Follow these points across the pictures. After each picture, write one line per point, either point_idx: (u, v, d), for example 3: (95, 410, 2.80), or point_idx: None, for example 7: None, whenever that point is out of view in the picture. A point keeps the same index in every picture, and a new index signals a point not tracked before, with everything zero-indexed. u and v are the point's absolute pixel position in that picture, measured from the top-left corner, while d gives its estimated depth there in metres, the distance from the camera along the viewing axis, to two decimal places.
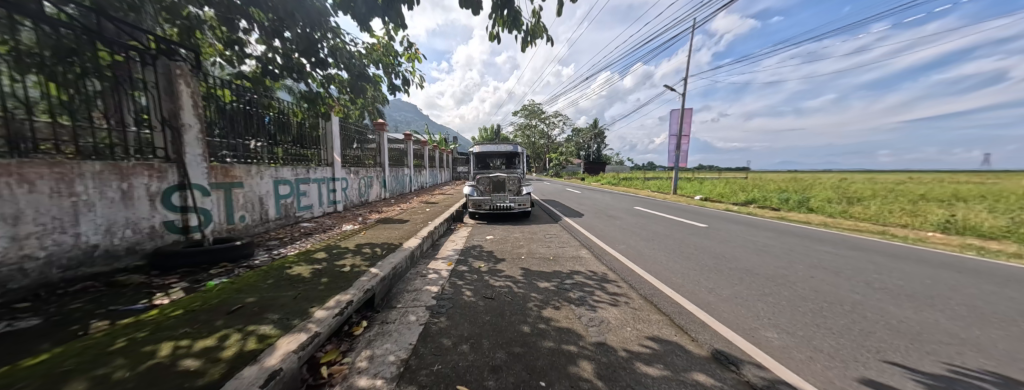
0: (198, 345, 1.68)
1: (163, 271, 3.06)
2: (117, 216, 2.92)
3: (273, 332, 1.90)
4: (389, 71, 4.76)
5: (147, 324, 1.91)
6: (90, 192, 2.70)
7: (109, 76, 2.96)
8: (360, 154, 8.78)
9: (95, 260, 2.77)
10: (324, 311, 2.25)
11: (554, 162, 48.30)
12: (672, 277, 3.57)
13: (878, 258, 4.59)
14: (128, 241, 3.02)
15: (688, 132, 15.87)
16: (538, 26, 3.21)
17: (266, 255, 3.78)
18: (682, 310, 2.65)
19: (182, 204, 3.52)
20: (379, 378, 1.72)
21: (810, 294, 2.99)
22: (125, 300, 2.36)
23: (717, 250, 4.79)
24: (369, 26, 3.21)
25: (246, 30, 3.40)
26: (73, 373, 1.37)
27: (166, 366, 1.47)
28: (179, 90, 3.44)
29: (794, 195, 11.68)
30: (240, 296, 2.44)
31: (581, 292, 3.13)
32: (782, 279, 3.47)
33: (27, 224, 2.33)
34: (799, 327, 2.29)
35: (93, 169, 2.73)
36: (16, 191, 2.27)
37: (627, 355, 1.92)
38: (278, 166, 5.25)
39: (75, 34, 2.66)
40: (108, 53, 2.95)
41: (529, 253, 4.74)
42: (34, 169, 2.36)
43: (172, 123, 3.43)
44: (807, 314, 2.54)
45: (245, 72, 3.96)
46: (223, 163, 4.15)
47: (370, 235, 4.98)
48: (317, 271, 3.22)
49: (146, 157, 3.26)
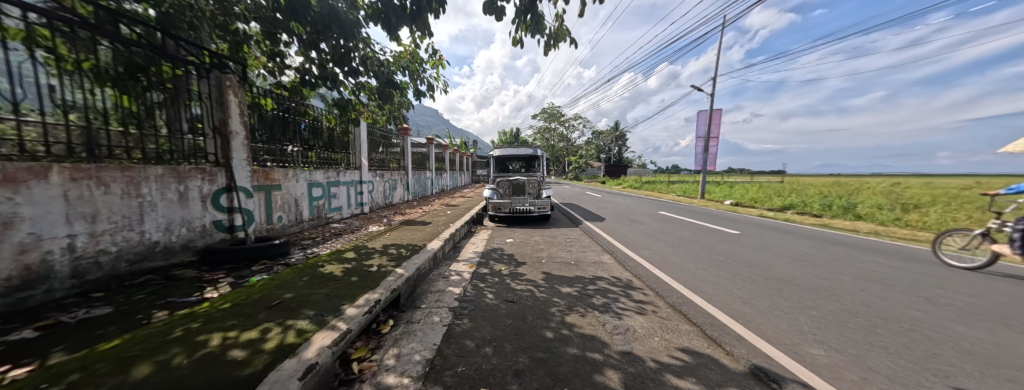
0: (244, 336, 1.81)
1: (211, 266, 3.33)
2: (174, 216, 3.20)
3: (309, 327, 2.01)
4: (414, 77, 4.93)
5: (200, 315, 2.08)
6: (153, 193, 2.98)
7: (170, 88, 3.28)
8: (385, 157, 9.10)
9: (155, 255, 3.04)
10: (355, 308, 2.35)
11: (574, 165, 47.54)
12: (702, 286, 3.41)
13: (943, 271, 4.13)
14: (183, 238, 3.32)
15: (717, 134, 15.14)
16: (561, 29, 3.20)
17: (301, 254, 4.00)
18: (715, 321, 2.52)
19: (229, 205, 3.81)
20: (406, 376, 1.77)
21: (861, 309, 2.75)
22: (180, 292, 2.58)
23: (750, 258, 4.52)
24: (398, 36, 3.36)
25: (287, 43, 3.65)
26: (141, 358, 1.52)
27: (218, 355, 1.59)
28: (228, 100, 3.74)
29: (839, 200, 10.79)
30: (279, 292, 2.60)
31: (605, 298, 3.05)
32: (827, 291, 3.21)
33: (103, 222, 2.60)
34: (849, 345, 2.11)
35: (156, 172, 3.01)
36: (95, 192, 2.53)
37: (655, 366, 1.86)
38: (312, 169, 5.56)
39: (143, 51, 2.98)
40: (170, 67, 3.27)
41: (550, 257, 4.72)
42: (109, 172, 2.63)
43: (222, 131, 3.74)
44: (857, 330, 2.34)
45: (285, 83, 4.26)
46: (264, 167, 4.47)
47: (395, 237, 5.13)
48: (347, 270, 3.37)
49: (198, 162, 3.55)
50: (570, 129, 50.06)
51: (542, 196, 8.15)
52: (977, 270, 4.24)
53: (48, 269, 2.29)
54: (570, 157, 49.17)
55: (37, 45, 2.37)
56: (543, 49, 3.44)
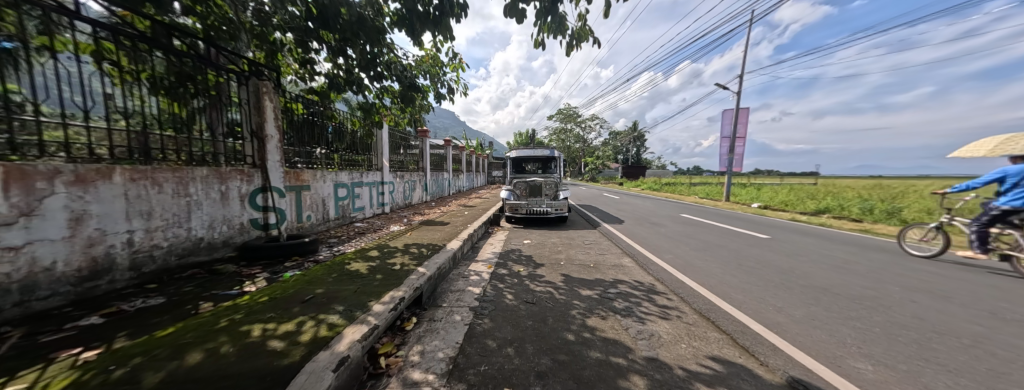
0: (281, 328, 1.91)
1: (248, 262, 3.54)
2: (217, 214, 3.43)
3: (340, 321, 2.10)
4: (435, 80, 5.03)
5: (242, 307, 2.22)
6: (199, 192, 3.21)
7: (213, 94, 3.52)
8: (404, 158, 9.33)
9: (200, 250, 3.27)
10: (381, 305, 2.43)
11: (590, 166, 46.86)
12: (730, 292, 3.28)
13: (1007, 283, 3.75)
14: (224, 235, 3.55)
15: (744, 134, 14.49)
16: (583, 29, 3.18)
17: (328, 251, 4.18)
18: (746, 329, 2.41)
19: (264, 204, 4.04)
20: (431, 373, 1.81)
21: (911, 322, 2.55)
22: (222, 286, 2.76)
23: (782, 264, 4.29)
24: (421, 41, 3.45)
25: (318, 51, 3.83)
26: (193, 345, 1.64)
27: (260, 345, 1.69)
28: (265, 105, 3.98)
29: (882, 204, 10.05)
30: (310, 287, 2.73)
31: (628, 302, 2.99)
32: (871, 301, 3.00)
33: (157, 219, 2.82)
34: (899, 360, 1.96)
35: (202, 173, 3.24)
36: (150, 191, 2.76)
37: (684, 374, 1.81)
38: (337, 170, 5.79)
39: (191, 61, 3.22)
40: (214, 75, 3.51)
41: (568, 259, 4.68)
42: (162, 173, 2.85)
43: (258, 135, 3.98)
44: (908, 345, 2.17)
45: (314, 88, 4.47)
46: (295, 168, 4.70)
47: (416, 236, 5.26)
48: (372, 268, 3.49)
49: (238, 164, 3.79)
50: (587, 130, 49.43)
51: (559, 198, 8.10)
52: (931, 258, 4.96)
53: (111, 261, 2.51)
54: (586, 158, 48.54)
55: (103, 58, 2.60)
56: (565, 50, 3.42)
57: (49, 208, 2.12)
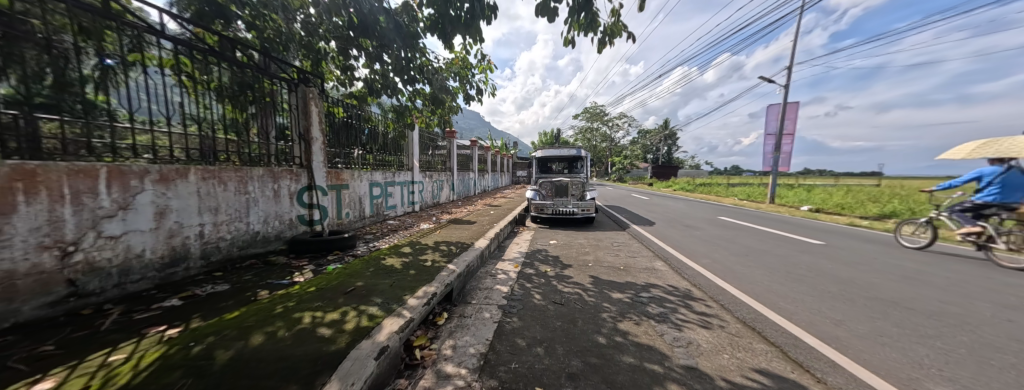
0: (328, 317, 2.06)
1: (296, 254, 3.84)
2: (270, 210, 3.75)
3: (379, 313, 2.21)
4: (464, 82, 5.14)
5: (293, 296, 2.42)
6: (256, 190, 3.53)
7: (267, 101, 3.85)
8: (432, 159, 9.61)
9: (256, 242, 3.60)
10: (415, 299, 2.54)
11: (618, 166, 45.46)
12: (777, 301, 3.04)
13: None
14: (276, 229, 3.88)
15: (791, 130, 13.34)
16: (616, 25, 3.10)
17: (365, 247, 4.42)
18: (799, 343, 2.23)
19: (309, 202, 4.36)
20: (463, 367, 1.86)
21: (1007, 344, 2.21)
22: (276, 276, 3.02)
23: (838, 273, 3.90)
24: (453, 43, 3.53)
25: (357, 58, 4.06)
26: (255, 328, 1.81)
27: (310, 331, 1.84)
28: (311, 110, 4.28)
29: None
30: (351, 280, 2.90)
31: (662, 307, 2.87)
32: (953, 319, 2.63)
33: (222, 214, 3.15)
34: (993, 388, 1.71)
35: (258, 173, 3.56)
36: (217, 189, 3.09)
37: (728, 386, 1.71)
38: (371, 170, 6.11)
39: (250, 71, 3.55)
40: (269, 83, 3.85)
41: (596, 260, 4.59)
42: (226, 173, 3.18)
43: (305, 137, 4.30)
44: (1003, 370, 1.89)
45: (353, 93, 4.75)
46: (335, 168, 5.03)
47: (444, 234, 5.40)
48: (405, 263, 3.64)
49: (288, 164, 4.14)
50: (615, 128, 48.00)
51: (586, 198, 7.94)
52: (921, 249, 5.44)
53: (186, 250, 2.84)
54: (614, 158, 47.17)
55: (181, 71, 2.94)
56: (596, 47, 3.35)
57: (140, 203, 2.44)
